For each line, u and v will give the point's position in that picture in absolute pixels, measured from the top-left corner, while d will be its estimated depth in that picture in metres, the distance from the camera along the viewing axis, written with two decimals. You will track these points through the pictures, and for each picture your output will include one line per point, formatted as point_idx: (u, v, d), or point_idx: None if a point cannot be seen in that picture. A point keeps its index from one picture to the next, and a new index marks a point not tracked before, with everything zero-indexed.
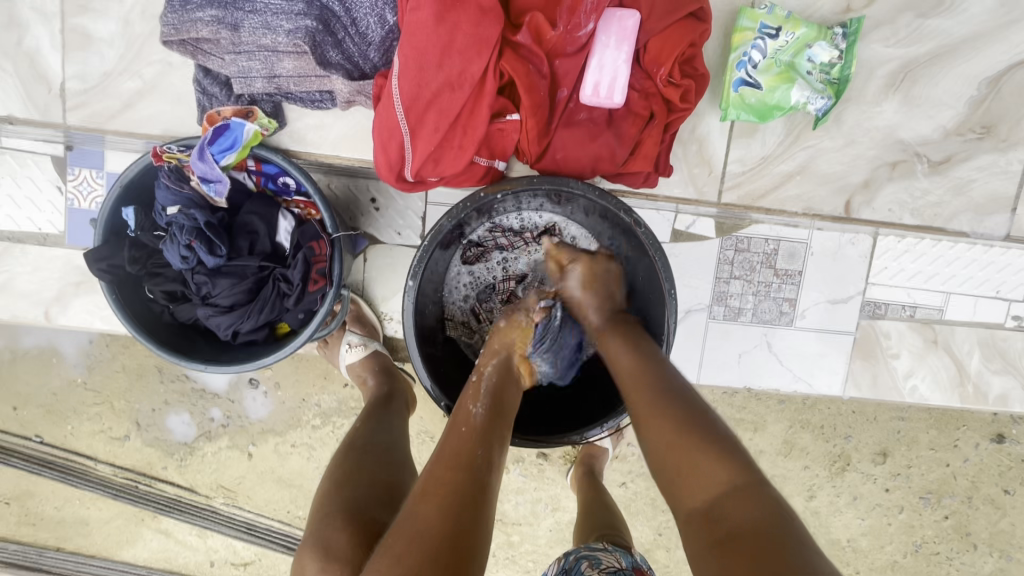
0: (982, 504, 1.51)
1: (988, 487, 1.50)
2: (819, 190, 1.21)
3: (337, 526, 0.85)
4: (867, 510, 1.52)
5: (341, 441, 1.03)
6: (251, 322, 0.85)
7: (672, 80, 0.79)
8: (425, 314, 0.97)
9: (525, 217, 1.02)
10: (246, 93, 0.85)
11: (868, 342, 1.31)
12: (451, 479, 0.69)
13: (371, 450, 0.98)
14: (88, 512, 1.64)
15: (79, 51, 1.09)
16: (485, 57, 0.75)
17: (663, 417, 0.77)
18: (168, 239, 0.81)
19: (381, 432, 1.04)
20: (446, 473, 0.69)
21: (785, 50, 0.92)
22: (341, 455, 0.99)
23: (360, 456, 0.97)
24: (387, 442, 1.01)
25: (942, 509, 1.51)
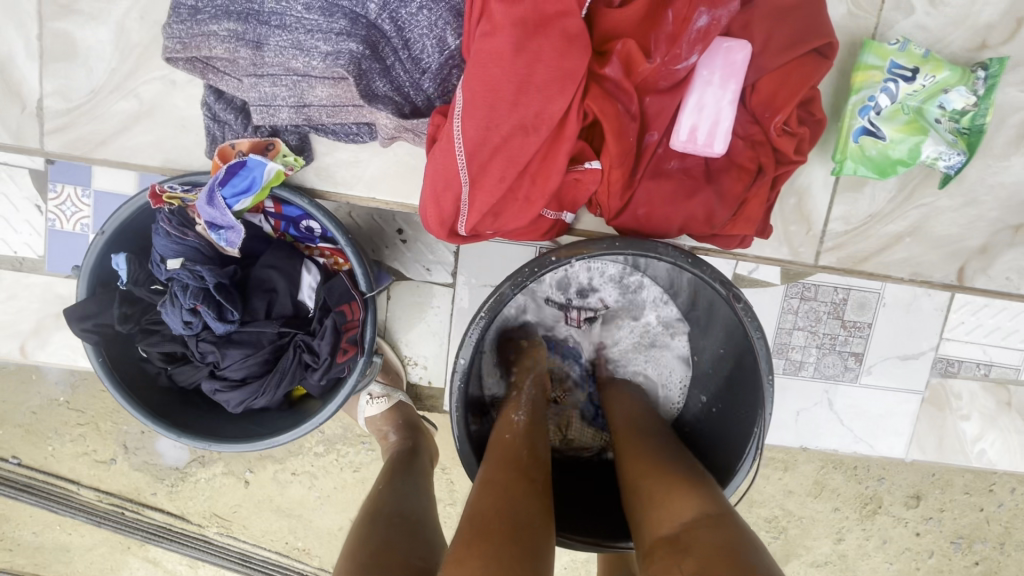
0: (1015, 550, 1.42)
1: (1021, 534, 1.41)
2: (932, 254, 0.92)
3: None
4: (895, 554, 1.41)
5: (362, 510, 0.86)
6: (267, 397, 0.71)
7: (788, 128, 0.65)
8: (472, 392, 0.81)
9: (590, 271, 0.86)
10: (267, 124, 0.71)
11: (937, 401, 1.20)
12: (498, 511, 0.62)
13: (402, 522, 0.83)
14: (68, 538, 1.50)
15: (62, 63, 0.90)
16: (569, 96, 0.60)
17: (659, 467, 0.70)
18: (168, 301, 0.66)
19: (408, 508, 0.87)
20: (494, 504, 0.63)
21: (917, 95, 0.70)
22: (363, 527, 0.82)
23: (389, 529, 0.80)
24: (417, 514, 0.86)
25: (973, 555, 1.41)
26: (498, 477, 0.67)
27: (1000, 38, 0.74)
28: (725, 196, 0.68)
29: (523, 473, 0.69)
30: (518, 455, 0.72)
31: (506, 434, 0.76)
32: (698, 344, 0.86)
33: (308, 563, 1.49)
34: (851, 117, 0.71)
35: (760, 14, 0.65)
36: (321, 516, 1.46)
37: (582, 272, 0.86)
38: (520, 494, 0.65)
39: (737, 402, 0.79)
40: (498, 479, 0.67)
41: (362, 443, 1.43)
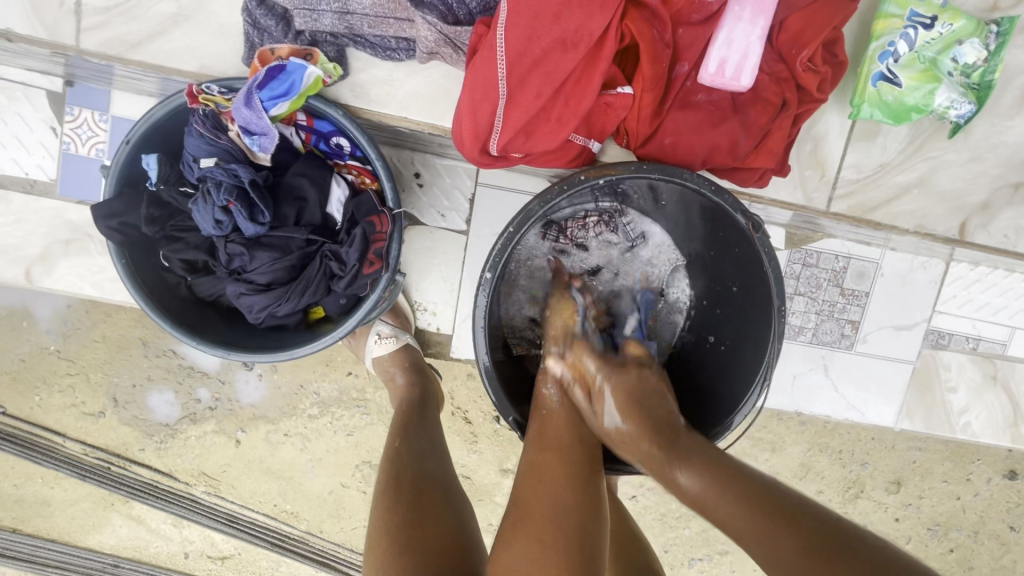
0: (987, 540, 1.47)
1: (994, 523, 1.46)
2: (936, 208, 0.98)
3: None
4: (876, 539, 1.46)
5: (382, 478, 0.85)
6: (288, 307, 0.71)
7: (814, 64, 0.68)
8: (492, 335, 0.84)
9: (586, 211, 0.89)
10: (307, 32, 0.70)
11: (926, 374, 1.24)
12: (542, 507, 0.66)
13: (427, 488, 0.82)
14: (50, 492, 1.47)
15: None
16: (609, 13, 0.62)
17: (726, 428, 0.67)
18: (200, 198, 0.67)
19: (427, 459, 0.88)
20: (539, 496, 0.67)
21: (934, 44, 0.73)
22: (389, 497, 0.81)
23: (415, 499, 0.80)
24: (440, 477, 0.85)
25: (948, 542, 1.47)
26: (540, 463, 0.71)
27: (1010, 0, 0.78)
28: (750, 128, 0.71)
29: (565, 457, 0.72)
30: (560, 442, 0.74)
31: (546, 416, 0.78)
32: (703, 279, 0.89)
33: (295, 527, 1.48)
34: (871, 62, 0.74)
35: None
36: (312, 480, 1.45)
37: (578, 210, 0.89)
38: (564, 482, 0.69)
39: (744, 327, 0.83)
40: (539, 467, 0.70)
41: (358, 407, 1.41)
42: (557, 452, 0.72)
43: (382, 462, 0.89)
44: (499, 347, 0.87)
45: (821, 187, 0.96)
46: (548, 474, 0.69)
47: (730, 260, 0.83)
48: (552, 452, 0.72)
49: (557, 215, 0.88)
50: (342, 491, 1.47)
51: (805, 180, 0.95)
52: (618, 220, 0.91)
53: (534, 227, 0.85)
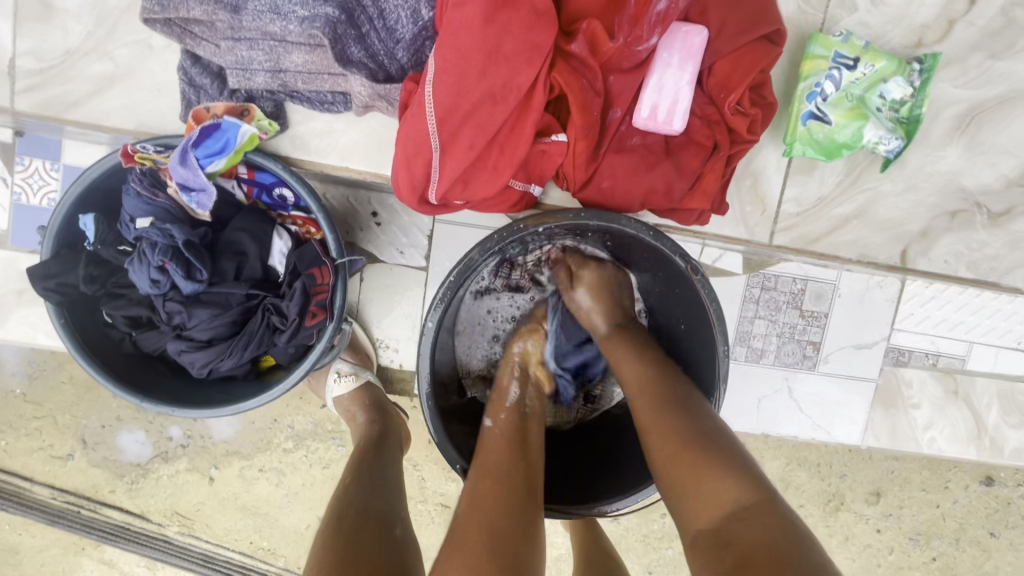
0: (969, 546, 1.47)
1: (974, 529, 1.46)
2: None
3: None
4: (857, 551, 1.47)
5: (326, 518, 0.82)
6: (232, 360, 0.71)
7: (741, 107, 0.69)
8: (443, 383, 0.84)
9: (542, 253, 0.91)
10: (242, 89, 0.69)
11: (889, 390, 1.26)
12: (478, 533, 0.63)
13: (370, 526, 0.80)
14: (20, 538, 1.45)
15: (56, 19, 0.90)
16: (535, 67, 0.63)
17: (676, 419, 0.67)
18: (136, 258, 0.67)
19: (375, 496, 0.87)
20: (477, 521, 0.65)
21: (860, 83, 0.75)
22: (329, 535, 0.78)
23: (354, 535, 0.78)
24: (385, 517, 0.83)
25: (930, 550, 1.47)
26: (481, 495, 0.68)
27: (933, 37, 0.80)
28: (684, 170, 0.72)
29: (504, 481, 0.69)
30: (500, 466, 0.71)
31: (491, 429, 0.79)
32: (659, 319, 0.89)
33: (273, 565, 1.45)
34: (800, 101, 0.76)
35: (716, 2, 0.69)
36: (287, 515, 1.43)
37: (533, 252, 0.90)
38: (500, 505, 0.66)
39: (687, 368, 0.84)
40: (480, 497, 0.67)
41: (333, 439, 1.40)
42: (490, 483, 0.69)
43: (331, 504, 0.86)
44: (452, 391, 0.86)
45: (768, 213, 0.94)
46: (489, 503, 0.67)
47: (677, 298, 0.83)
48: (490, 477, 0.70)
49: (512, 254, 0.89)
50: (320, 524, 1.45)
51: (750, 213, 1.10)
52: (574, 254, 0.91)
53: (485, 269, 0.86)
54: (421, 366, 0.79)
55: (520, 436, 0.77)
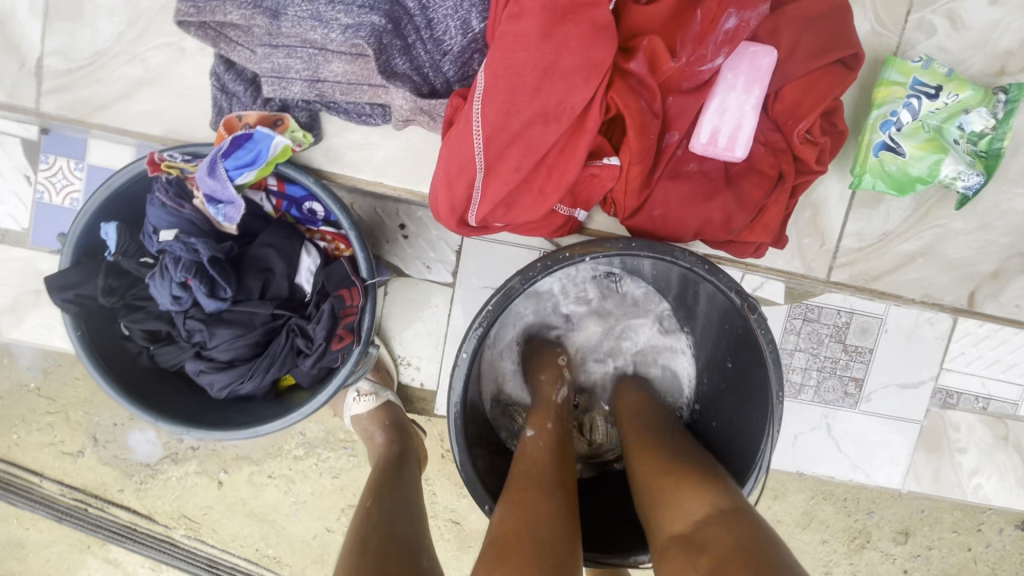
0: None
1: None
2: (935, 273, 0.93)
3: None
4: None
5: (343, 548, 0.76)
6: (253, 382, 0.67)
7: (811, 136, 0.64)
8: (471, 417, 0.78)
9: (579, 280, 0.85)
10: (277, 98, 0.66)
11: (935, 433, 1.18)
12: (517, 531, 0.59)
13: (395, 549, 0.76)
14: (26, 533, 1.43)
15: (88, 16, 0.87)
16: (593, 86, 0.59)
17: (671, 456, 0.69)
18: (157, 272, 0.63)
19: (399, 517, 0.83)
20: (511, 518, 0.61)
21: (939, 113, 0.69)
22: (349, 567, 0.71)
23: (379, 558, 0.73)
24: (411, 541, 0.78)
25: None
26: (516, 500, 0.64)
27: (1018, 65, 0.74)
28: (744, 201, 0.66)
29: (535, 486, 0.66)
30: (540, 474, 0.68)
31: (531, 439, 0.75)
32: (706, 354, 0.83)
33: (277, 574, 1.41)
34: (872, 131, 0.70)
35: (788, 21, 0.64)
36: (294, 523, 1.39)
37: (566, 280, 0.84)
38: (535, 509, 0.63)
39: (736, 410, 0.77)
40: (516, 501, 0.64)
41: (345, 448, 1.36)
42: (533, 492, 0.65)
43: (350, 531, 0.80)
44: (480, 425, 0.80)
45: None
46: (523, 505, 0.63)
47: (728, 332, 0.77)
48: (533, 482, 0.67)
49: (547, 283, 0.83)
50: (327, 534, 1.41)
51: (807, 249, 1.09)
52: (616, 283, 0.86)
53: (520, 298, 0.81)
54: (451, 402, 0.72)
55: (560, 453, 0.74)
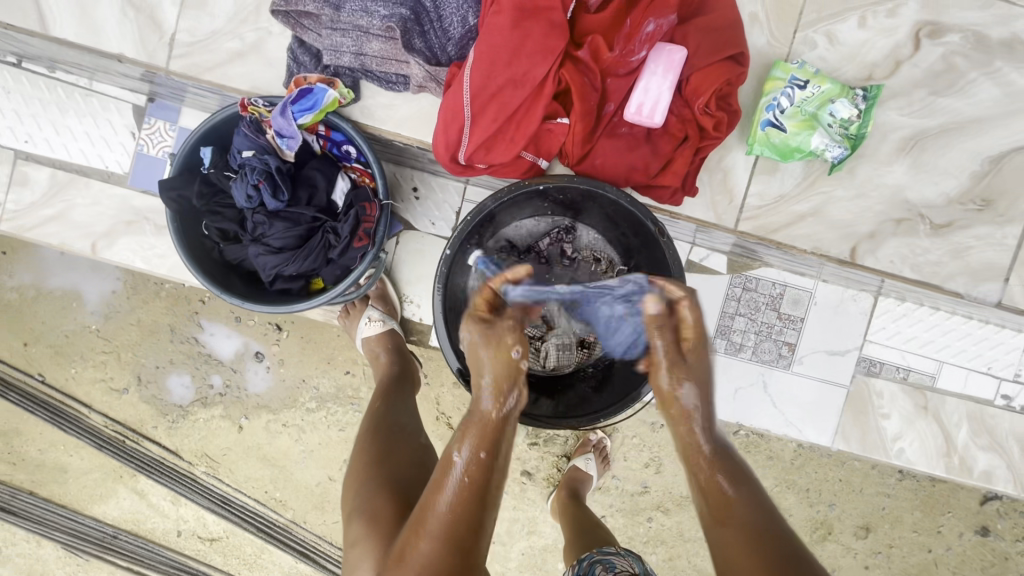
0: None
1: None
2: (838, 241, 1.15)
3: (384, 495, 0.93)
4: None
5: (364, 428, 1.07)
6: (294, 267, 0.92)
7: (708, 110, 0.89)
8: (453, 317, 1.03)
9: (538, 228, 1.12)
10: (332, 66, 0.93)
11: (860, 399, 1.36)
12: (458, 467, 0.80)
13: (399, 436, 1.05)
14: (69, 460, 1.66)
15: None
16: (548, 63, 0.85)
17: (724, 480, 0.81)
18: (239, 177, 0.90)
19: (399, 414, 1.10)
20: (462, 456, 0.81)
21: (811, 101, 0.94)
22: (368, 441, 1.04)
23: (389, 443, 1.03)
24: (409, 429, 1.08)
25: None
26: (468, 430, 0.84)
27: (881, 74, 0.99)
28: (659, 154, 0.92)
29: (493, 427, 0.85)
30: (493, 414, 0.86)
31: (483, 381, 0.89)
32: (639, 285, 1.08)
33: (280, 515, 1.62)
34: (761, 111, 0.95)
35: (694, 29, 0.89)
36: (301, 468, 1.61)
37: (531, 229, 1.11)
38: (484, 444, 0.82)
39: None
40: (468, 434, 0.83)
41: (351, 405, 1.60)
42: (439, 525, 0.76)
43: (366, 418, 1.10)
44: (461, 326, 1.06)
45: (729, 211, 1.01)
46: (472, 441, 0.83)
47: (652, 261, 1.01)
48: (455, 490, 0.78)
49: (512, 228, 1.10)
50: (329, 483, 1.62)
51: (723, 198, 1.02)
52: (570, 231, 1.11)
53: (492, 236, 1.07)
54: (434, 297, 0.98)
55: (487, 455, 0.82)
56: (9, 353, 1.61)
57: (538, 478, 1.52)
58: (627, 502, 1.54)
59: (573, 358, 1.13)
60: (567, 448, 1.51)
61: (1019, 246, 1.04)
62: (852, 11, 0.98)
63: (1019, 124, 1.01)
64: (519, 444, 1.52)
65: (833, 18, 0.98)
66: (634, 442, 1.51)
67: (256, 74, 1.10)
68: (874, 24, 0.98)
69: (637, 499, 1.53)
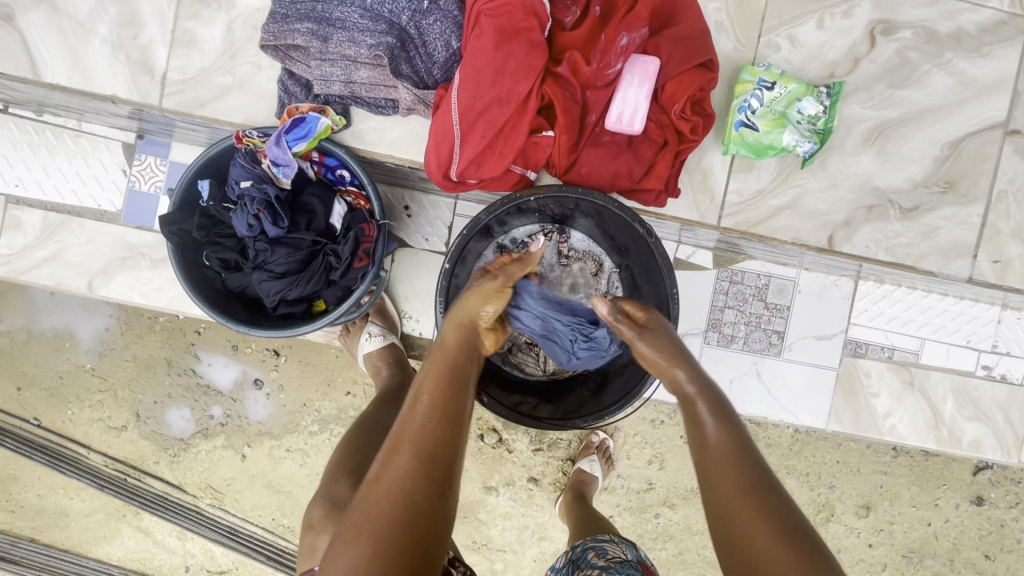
0: (963, 567, 1.62)
1: (968, 550, 1.61)
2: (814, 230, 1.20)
3: (343, 481, 1.04)
4: (850, 564, 1.61)
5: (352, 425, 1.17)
6: (298, 290, 0.95)
7: (684, 115, 0.94)
8: None
9: (532, 235, 1.16)
10: (323, 94, 0.97)
11: (850, 380, 1.40)
12: (420, 424, 0.74)
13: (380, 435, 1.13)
14: (70, 503, 1.64)
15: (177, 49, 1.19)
16: (531, 81, 0.89)
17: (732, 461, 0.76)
18: (239, 208, 0.93)
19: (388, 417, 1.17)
20: (416, 418, 0.74)
21: (779, 100, 1.00)
22: (352, 438, 1.14)
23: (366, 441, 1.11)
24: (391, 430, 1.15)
25: (924, 569, 1.62)
26: (428, 393, 0.78)
27: (843, 70, 1.05)
28: (641, 159, 0.97)
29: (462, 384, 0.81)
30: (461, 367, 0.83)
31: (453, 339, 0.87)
32: (630, 284, 1.14)
33: (290, 541, 1.62)
34: (733, 113, 1.01)
35: (665, 40, 0.94)
36: (308, 493, 1.61)
37: (523, 234, 1.15)
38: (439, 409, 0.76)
39: None
40: (427, 397, 0.77)
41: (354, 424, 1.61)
42: (416, 439, 0.72)
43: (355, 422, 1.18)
44: None
45: (711, 209, 1.07)
46: (431, 403, 0.77)
47: (645, 262, 1.06)
48: (426, 412, 0.75)
49: (507, 236, 1.15)
50: None
51: (699, 202, 1.06)
52: (561, 236, 1.17)
53: (488, 245, 1.12)
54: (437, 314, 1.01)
55: (459, 378, 0.82)
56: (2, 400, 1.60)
57: (545, 484, 1.54)
58: (634, 500, 1.57)
59: None
60: (570, 451, 1.53)
61: (983, 223, 1.10)
62: (810, 14, 1.05)
63: (973, 110, 1.07)
64: (524, 450, 1.53)
65: (793, 23, 1.05)
66: (636, 440, 1.54)
67: (248, 108, 1.13)
68: (832, 25, 1.05)
69: (643, 496, 1.56)
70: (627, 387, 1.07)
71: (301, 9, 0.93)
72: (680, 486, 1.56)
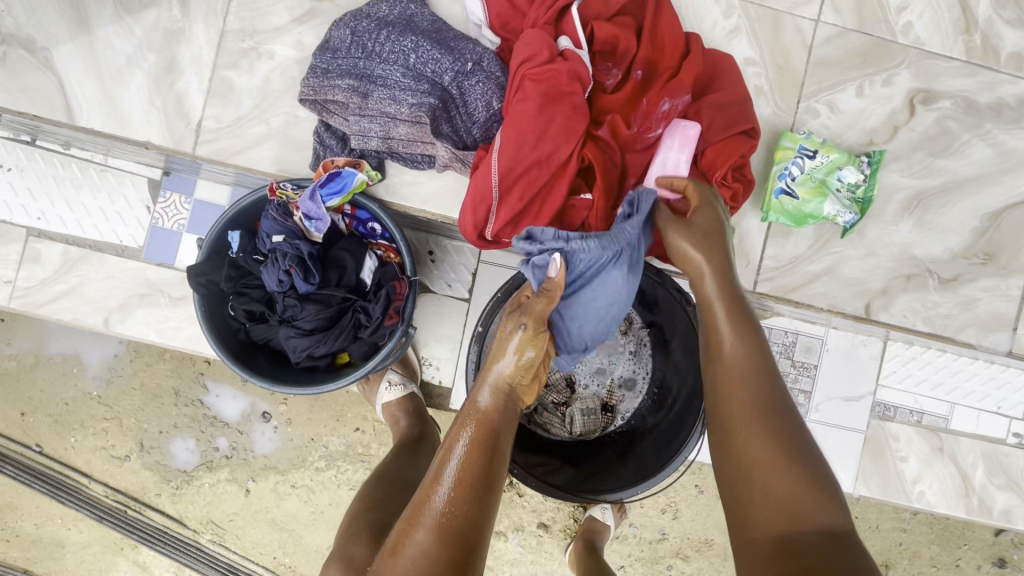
0: None
1: None
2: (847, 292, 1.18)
3: (361, 542, 0.93)
4: None
5: (372, 475, 1.10)
6: (324, 347, 0.93)
7: (725, 181, 0.92)
8: None
9: None
10: (358, 148, 0.96)
11: (876, 443, 1.37)
12: (434, 502, 0.70)
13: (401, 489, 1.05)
14: (66, 533, 1.59)
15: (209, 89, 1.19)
16: (572, 144, 0.88)
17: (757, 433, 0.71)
18: (269, 263, 0.91)
19: (412, 469, 1.10)
20: (434, 492, 0.71)
21: (820, 168, 1.00)
22: (371, 487, 1.06)
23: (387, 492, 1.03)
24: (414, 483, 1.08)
25: None
26: (447, 459, 0.74)
27: (883, 138, 1.04)
28: None
29: (490, 448, 0.75)
30: (491, 431, 0.76)
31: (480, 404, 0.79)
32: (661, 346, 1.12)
33: None
34: (774, 179, 1.00)
35: (707, 106, 0.93)
36: (311, 532, 1.56)
37: None
38: (465, 483, 0.71)
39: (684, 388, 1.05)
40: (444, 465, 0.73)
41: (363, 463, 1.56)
42: (436, 519, 0.68)
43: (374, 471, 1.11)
44: None
45: (746, 273, 1.04)
46: (452, 477, 0.71)
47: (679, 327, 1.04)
48: (448, 490, 0.70)
49: None
50: None
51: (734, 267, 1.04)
52: None
53: None
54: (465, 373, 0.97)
55: (490, 450, 0.75)
56: (5, 424, 1.56)
57: (555, 531, 1.48)
58: (647, 552, 1.51)
59: (597, 423, 1.13)
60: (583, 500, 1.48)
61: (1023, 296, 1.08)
62: (850, 82, 1.04)
63: (1013, 182, 1.06)
64: (536, 498, 1.48)
65: (831, 90, 1.04)
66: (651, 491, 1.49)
67: (279, 153, 1.12)
68: (871, 93, 1.04)
69: (655, 547, 1.51)
70: (658, 455, 1.02)
71: (342, 63, 0.93)
72: (694, 538, 1.51)
